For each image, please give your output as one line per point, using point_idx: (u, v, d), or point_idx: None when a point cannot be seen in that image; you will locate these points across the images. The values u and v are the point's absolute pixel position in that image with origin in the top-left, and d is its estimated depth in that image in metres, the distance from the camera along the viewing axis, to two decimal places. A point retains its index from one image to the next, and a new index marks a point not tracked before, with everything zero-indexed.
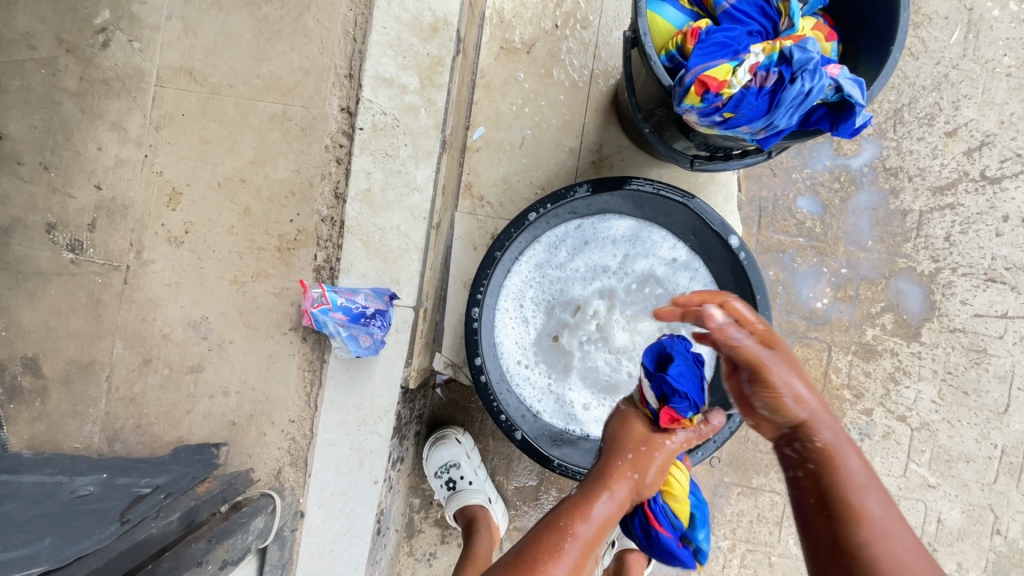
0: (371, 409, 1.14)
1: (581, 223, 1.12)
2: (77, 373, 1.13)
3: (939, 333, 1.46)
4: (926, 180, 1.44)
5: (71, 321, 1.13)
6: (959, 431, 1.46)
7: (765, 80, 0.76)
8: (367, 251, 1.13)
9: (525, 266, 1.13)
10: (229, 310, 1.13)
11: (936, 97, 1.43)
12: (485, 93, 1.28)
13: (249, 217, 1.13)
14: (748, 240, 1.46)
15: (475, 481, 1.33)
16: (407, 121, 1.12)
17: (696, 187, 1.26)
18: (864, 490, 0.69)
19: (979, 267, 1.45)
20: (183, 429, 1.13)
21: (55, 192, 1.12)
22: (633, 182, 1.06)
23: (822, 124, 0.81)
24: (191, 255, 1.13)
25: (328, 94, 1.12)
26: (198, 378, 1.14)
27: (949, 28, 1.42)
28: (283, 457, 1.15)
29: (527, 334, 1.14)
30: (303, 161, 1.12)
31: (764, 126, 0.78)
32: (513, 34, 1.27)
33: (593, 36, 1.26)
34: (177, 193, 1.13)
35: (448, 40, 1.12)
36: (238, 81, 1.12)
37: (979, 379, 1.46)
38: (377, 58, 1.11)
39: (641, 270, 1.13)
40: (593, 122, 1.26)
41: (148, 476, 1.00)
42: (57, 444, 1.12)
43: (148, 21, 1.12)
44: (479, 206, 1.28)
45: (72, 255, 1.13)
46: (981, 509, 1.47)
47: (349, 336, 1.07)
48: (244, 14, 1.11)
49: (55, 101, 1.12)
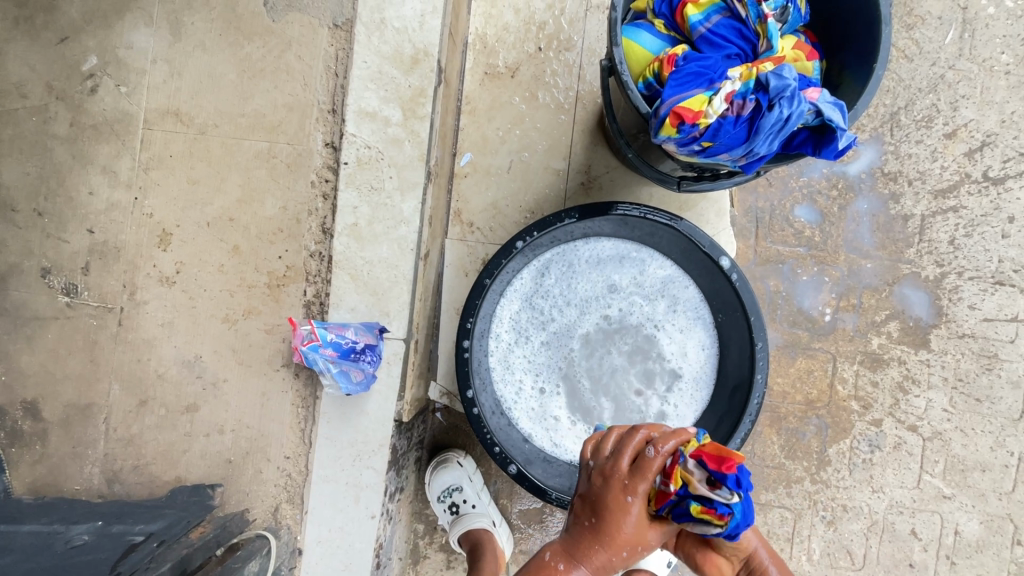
0: (365, 444, 1.14)
1: (567, 248, 1.11)
2: (76, 416, 1.14)
3: (948, 339, 1.42)
4: (927, 184, 1.41)
5: (68, 364, 1.14)
6: (973, 440, 1.42)
7: (742, 108, 0.75)
8: (355, 285, 1.13)
9: (516, 293, 1.12)
10: (222, 348, 1.14)
11: (933, 99, 1.40)
12: (471, 119, 1.28)
13: (239, 254, 1.13)
14: (745, 252, 1.44)
15: (479, 505, 1.32)
16: (391, 154, 1.12)
17: (686, 206, 1.25)
18: None
19: (985, 270, 1.41)
20: (181, 469, 1.14)
21: (50, 237, 1.14)
22: (620, 207, 1.04)
23: (805, 147, 0.79)
24: (183, 295, 1.14)
25: (313, 130, 1.13)
26: (194, 417, 1.14)
27: (943, 28, 1.39)
28: (279, 493, 1.15)
29: (517, 362, 1.12)
30: (290, 198, 1.13)
31: (743, 153, 0.77)
32: (497, 59, 1.27)
33: (577, 57, 1.26)
34: (168, 234, 1.14)
35: (429, 71, 1.11)
36: (223, 121, 1.13)
37: (991, 385, 1.42)
38: (360, 92, 1.11)
39: (632, 294, 1.12)
40: (580, 143, 1.25)
41: (143, 522, 1.01)
42: (58, 487, 1.13)
43: (134, 66, 1.13)
44: (468, 232, 1.28)
45: (67, 299, 1.14)
46: (1000, 520, 1.42)
47: (339, 372, 1.07)
48: (227, 54, 1.12)
49: (46, 148, 1.14)
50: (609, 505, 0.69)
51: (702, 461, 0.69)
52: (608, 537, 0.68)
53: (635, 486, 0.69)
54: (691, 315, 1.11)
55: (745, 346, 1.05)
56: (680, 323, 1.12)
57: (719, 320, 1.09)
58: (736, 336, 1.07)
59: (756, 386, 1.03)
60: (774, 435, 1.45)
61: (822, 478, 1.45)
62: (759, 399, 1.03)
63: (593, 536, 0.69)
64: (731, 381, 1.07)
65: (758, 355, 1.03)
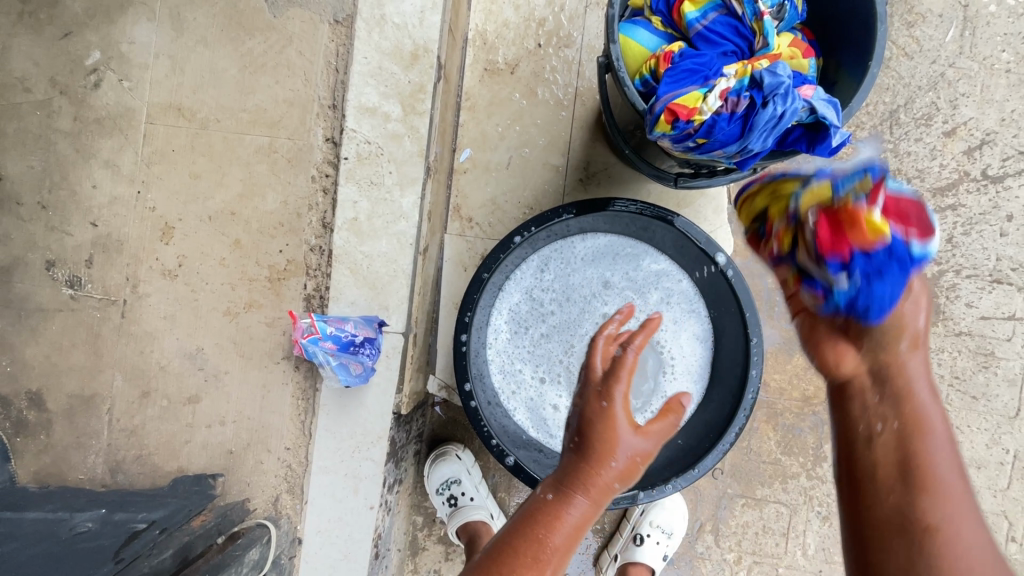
0: (364, 436, 1.15)
1: (564, 244, 1.12)
2: (79, 407, 1.16)
3: (945, 337, 1.43)
4: (925, 182, 1.41)
5: (72, 355, 1.16)
6: (968, 437, 1.43)
7: (736, 105, 0.76)
8: (355, 279, 1.14)
9: (513, 288, 1.13)
10: (223, 341, 1.15)
11: (933, 97, 1.40)
12: (470, 115, 1.28)
13: (240, 248, 1.15)
14: (744, 249, 1.45)
15: (477, 498, 1.34)
16: (390, 149, 1.13)
17: (684, 203, 1.25)
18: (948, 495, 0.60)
19: (984, 268, 1.42)
20: (182, 459, 1.15)
21: (53, 230, 1.15)
22: (618, 203, 1.05)
23: (799, 144, 0.80)
24: (185, 288, 1.15)
25: (313, 125, 1.14)
26: (195, 409, 1.15)
27: (944, 26, 1.39)
28: (280, 484, 1.17)
29: (514, 355, 1.14)
30: (290, 192, 1.14)
31: (738, 150, 0.78)
32: (497, 55, 1.28)
33: (577, 54, 1.26)
34: (170, 228, 1.15)
35: (429, 67, 1.12)
36: (225, 116, 1.14)
37: (988, 383, 1.43)
38: (360, 88, 1.12)
39: (627, 289, 1.13)
40: (579, 140, 1.26)
41: (145, 510, 1.02)
42: (62, 476, 1.15)
43: (137, 60, 1.14)
44: (468, 227, 1.29)
45: (71, 291, 1.15)
46: (994, 517, 1.43)
47: (339, 365, 1.09)
48: (229, 49, 1.13)
49: (50, 142, 1.15)
50: (593, 417, 0.72)
51: (821, 223, 0.71)
52: (594, 448, 0.71)
53: (608, 391, 0.72)
54: (686, 308, 1.13)
55: (740, 342, 1.06)
56: (675, 316, 1.13)
57: (713, 314, 1.11)
58: (729, 331, 1.08)
59: (752, 380, 1.04)
60: (770, 430, 1.46)
61: (818, 474, 1.46)
62: (754, 392, 1.04)
63: (582, 449, 0.72)
64: (726, 375, 1.09)
65: (753, 351, 1.04)
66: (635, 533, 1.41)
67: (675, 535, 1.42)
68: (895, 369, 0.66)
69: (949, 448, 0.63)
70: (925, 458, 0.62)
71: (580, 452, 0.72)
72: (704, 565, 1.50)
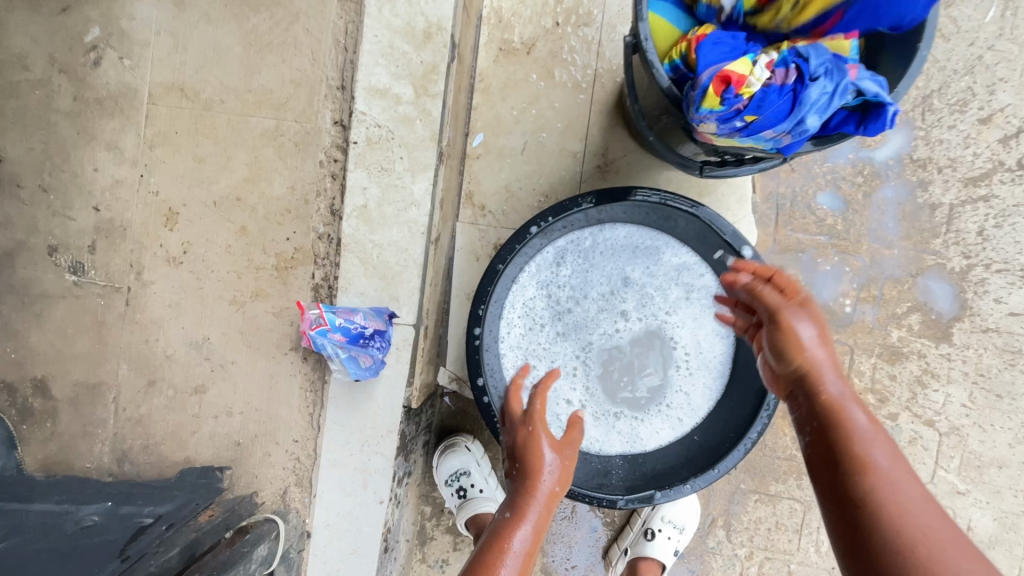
0: (374, 429, 1.13)
1: (582, 235, 1.07)
2: (85, 395, 1.14)
3: (971, 333, 1.38)
4: (958, 171, 1.35)
5: (77, 343, 1.13)
6: (991, 436, 1.39)
7: (784, 78, 0.71)
8: (365, 269, 1.10)
9: (528, 281, 1.09)
10: (230, 331, 1.12)
11: (969, 81, 1.33)
12: (484, 98, 1.23)
13: (246, 235, 1.11)
14: (765, 240, 1.40)
15: (487, 489, 1.31)
16: (401, 133, 1.08)
17: (706, 191, 1.20)
18: (872, 443, 0.68)
19: (1015, 263, 1.36)
20: (189, 450, 1.14)
21: (55, 214, 1.12)
22: (639, 194, 1.03)
23: (845, 126, 0.76)
24: (190, 276, 1.12)
25: (321, 107, 1.09)
26: (202, 399, 1.13)
27: (984, 6, 1.31)
28: (288, 477, 1.15)
29: (527, 351, 1.09)
30: (298, 177, 1.10)
31: (788, 127, 0.72)
32: (512, 34, 1.22)
33: (597, 33, 1.20)
34: (174, 213, 1.11)
35: (442, 46, 1.06)
36: (230, 97, 1.09)
37: (1013, 381, 1.38)
38: (369, 68, 1.07)
39: (647, 285, 1.08)
40: (597, 124, 1.20)
41: (152, 504, 1.03)
42: (69, 464, 1.14)
43: (138, 37, 1.09)
44: (480, 215, 1.25)
45: (74, 277, 1.13)
46: (1014, 517, 1.40)
47: (348, 357, 1.06)
48: (233, 26, 1.08)
49: (50, 122, 1.11)
50: (524, 439, 0.92)
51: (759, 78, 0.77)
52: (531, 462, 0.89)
53: (531, 417, 0.94)
54: (710, 305, 1.07)
55: None
56: (697, 313, 1.08)
57: None
58: None
59: None
60: (787, 426, 1.42)
61: None
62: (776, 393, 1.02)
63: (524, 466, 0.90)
64: (747, 374, 1.05)
65: None
66: (646, 528, 1.39)
67: (687, 530, 1.39)
68: (805, 375, 0.78)
69: (869, 429, 0.70)
70: (846, 443, 0.68)
71: (522, 469, 0.90)
72: (715, 561, 1.48)
